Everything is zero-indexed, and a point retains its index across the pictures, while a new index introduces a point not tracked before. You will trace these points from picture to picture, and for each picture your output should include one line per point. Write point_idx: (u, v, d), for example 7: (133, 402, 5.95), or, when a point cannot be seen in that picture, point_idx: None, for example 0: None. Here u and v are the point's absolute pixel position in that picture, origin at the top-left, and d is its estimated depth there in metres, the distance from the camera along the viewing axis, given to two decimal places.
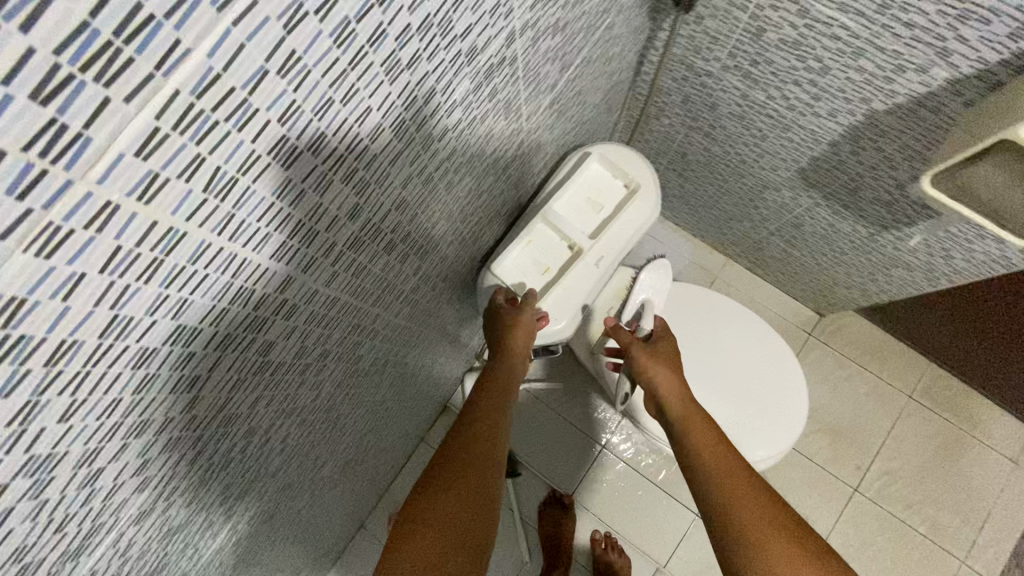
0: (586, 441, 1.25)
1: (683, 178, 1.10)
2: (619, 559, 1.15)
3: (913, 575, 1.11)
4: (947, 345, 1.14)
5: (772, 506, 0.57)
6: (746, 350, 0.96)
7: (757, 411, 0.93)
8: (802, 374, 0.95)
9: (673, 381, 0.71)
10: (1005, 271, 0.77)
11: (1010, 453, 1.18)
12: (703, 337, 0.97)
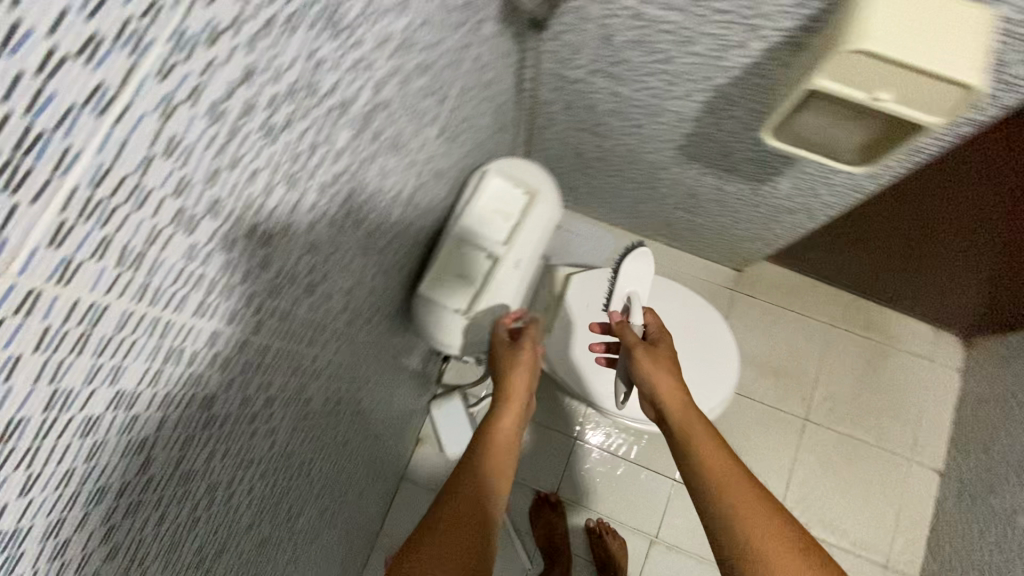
0: (561, 440, 1.31)
1: (587, 175, 1.19)
2: (615, 543, 1.20)
3: (868, 479, 1.25)
4: (848, 272, 1.27)
5: (767, 506, 0.62)
6: (674, 316, 1.05)
7: (695, 368, 1.01)
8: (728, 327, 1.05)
9: (668, 385, 0.77)
10: (862, 196, 0.90)
11: (925, 353, 1.32)
12: None
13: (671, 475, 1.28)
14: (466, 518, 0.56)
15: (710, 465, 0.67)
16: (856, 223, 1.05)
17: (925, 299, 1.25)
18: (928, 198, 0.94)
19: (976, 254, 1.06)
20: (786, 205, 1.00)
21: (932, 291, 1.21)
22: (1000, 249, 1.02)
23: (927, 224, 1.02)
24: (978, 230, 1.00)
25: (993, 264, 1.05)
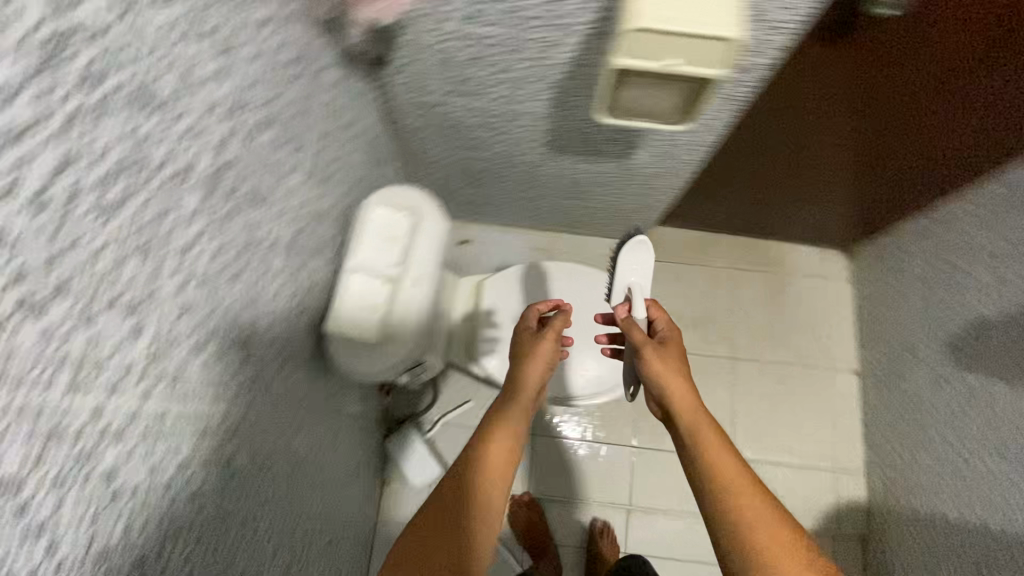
0: (549, 448, 1.34)
1: (478, 187, 1.26)
2: (607, 542, 1.25)
3: (801, 397, 1.37)
4: (733, 218, 1.40)
5: (773, 514, 0.67)
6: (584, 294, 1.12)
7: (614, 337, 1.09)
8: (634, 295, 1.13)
9: (680, 389, 0.79)
10: (710, 149, 1.01)
11: (819, 271, 1.46)
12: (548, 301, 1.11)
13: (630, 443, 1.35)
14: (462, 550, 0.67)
15: (718, 471, 0.71)
16: (719, 172, 1.17)
17: (801, 225, 1.39)
18: (768, 138, 1.07)
19: (825, 179, 1.20)
20: (655, 171, 1.10)
21: (802, 218, 1.36)
22: (839, 168, 1.16)
23: (777, 161, 1.15)
24: (818, 159, 1.14)
25: (839, 182, 1.20)
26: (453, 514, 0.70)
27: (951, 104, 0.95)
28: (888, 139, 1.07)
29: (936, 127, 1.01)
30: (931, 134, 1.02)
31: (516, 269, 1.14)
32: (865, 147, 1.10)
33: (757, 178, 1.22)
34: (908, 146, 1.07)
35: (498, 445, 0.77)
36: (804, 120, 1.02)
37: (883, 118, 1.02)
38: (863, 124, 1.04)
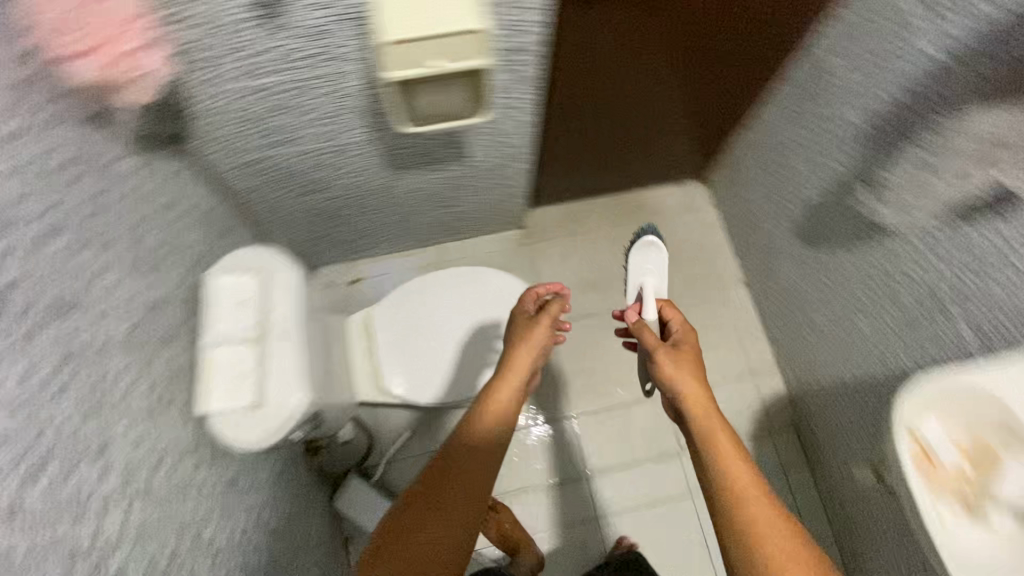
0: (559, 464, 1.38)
1: (342, 225, 1.27)
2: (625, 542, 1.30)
3: (705, 321, 1.47)
4: (593, 182, 1.48)
5: (777, 512, 0.69)
6: (467, 295, 1.15)
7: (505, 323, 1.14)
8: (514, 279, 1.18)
9: (693, 388, 0.82)
10: (536, 129, 1.08)
11: (687, 206, 1.58)
12: (436, 312, 1.14)
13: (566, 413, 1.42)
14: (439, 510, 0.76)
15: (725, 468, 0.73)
16: (561, 137, 1.23)
17: (661, 164, 1.47)
18: (591, 96, 1.11)
19: (664, 116, 1.26)
20: (498, 161, 1.15)
21: (662, 155, 1.43)
22: (670, 105, 1.22)
23: (610, 115, 1.20)
24: (647, 103, 1.19)
25: (677, 116, 1.27)
26: (434, 515, 0.75)
27: (734, 24, 1.01)
28: (699, 71, 1.12)
29: (731, 48, 1.07)
30: (732, 55, 1.09)
31: (396, 291, 1.15)
32: (685, 82, 1.15)
33: (595, 143, 1.30)
34: (718, 70, 1.13)
35: (488, 433, 0.83)
36: (614, 74, 1.06)
37: (687, 55, 1.06)
38: (672, 65, 1.08)
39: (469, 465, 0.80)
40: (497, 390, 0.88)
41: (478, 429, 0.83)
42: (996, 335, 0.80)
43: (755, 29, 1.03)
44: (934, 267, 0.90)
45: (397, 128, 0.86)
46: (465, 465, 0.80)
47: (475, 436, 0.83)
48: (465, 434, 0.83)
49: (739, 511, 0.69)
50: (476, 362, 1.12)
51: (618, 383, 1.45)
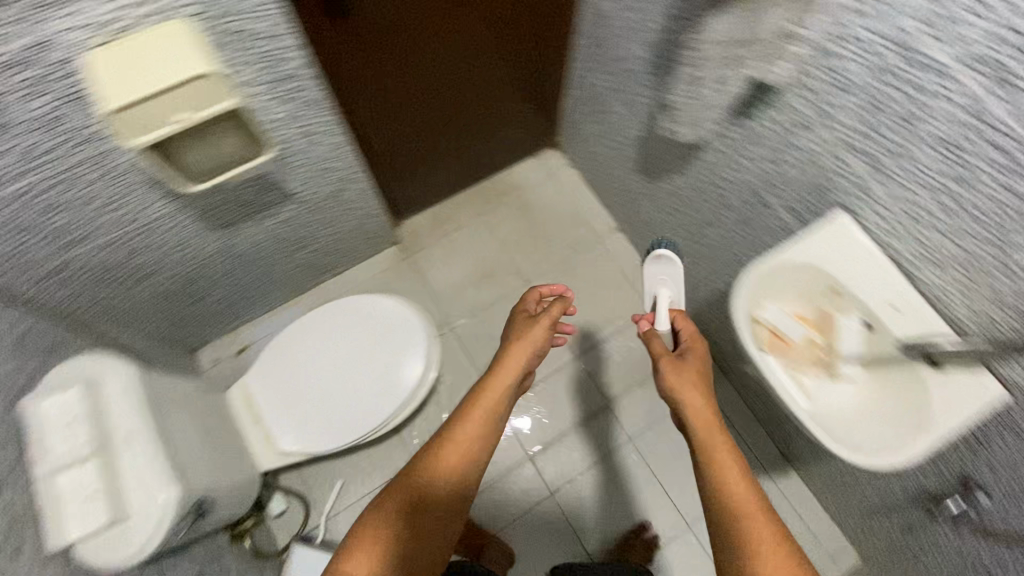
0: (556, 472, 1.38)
1: (200, 298, 1.22)
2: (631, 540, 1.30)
3: (591, 274, 1.53)
4: (444, 176, 1.50)
5: (774, 524, 0.63)
6: (342, 330, 1.09)
7: (388, 347, 1.07)
8: (386, 298, 1.11)
9: (698, 403, 0.77)
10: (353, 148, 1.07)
11: (546, 174, 1.63)
12: (314, 356, 1.07)
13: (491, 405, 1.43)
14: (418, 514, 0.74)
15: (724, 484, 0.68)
16: (388, 144, 1.25)
17: (505, 138, 1.51)
18: (395, 101, 1.15)
19: (479, 94, 1.30)
20: (329, 188, 1.13)
21: (499, 130, 1.47)
22: (479, 84, 1.27)
23: (426, 110, 1.24)
24: (456, 88, 1.24)
25: (492, 91, 1.32)
26: (411, 519, 0.73)
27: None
28: (488, 47, 1.18)
29: (506, 17, 1.13)
30: (508, 22, 1.14)
31: (269, 350, 1.08)
32: (481, 60, 1.20)
33: (424, 140, 1.33)
34: (505, 40, 1.19)
35: (473, 432, 0.81)
36: (405, 75, 1.10)
37: (466, 37, 1.11)
38: (457, 49, 1.13)
39: (453, 465, 0.78)
40: (492, 389, 0.86)
41: (463, 430, 0.81)
42: (808, 208, 0.87)
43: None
44: (745, 167, 0.95)
45: (179, 190, 0.83)
46: (445, 473, 0.78)
47: (462, 436, 0.80)
48: (456, 428, 0.81)
49: (730, 534, 0.64)
50: (368, 394, 1.05)
51: None
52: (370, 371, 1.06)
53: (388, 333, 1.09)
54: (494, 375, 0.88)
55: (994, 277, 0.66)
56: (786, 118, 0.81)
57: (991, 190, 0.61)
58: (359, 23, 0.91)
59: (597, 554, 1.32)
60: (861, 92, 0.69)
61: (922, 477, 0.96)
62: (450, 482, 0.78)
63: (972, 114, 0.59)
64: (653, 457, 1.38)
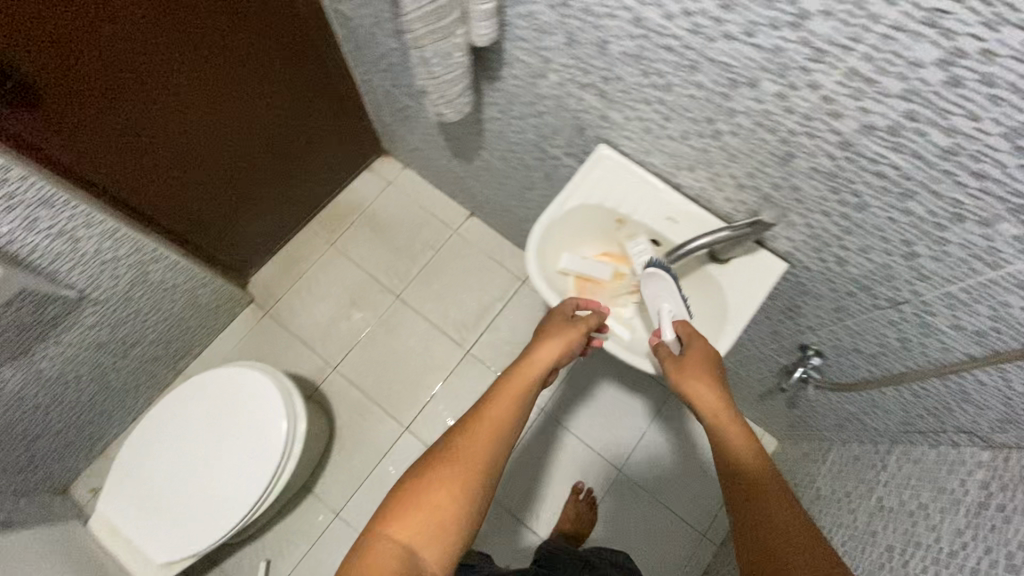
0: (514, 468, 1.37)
1: (35, 436, 1.11)
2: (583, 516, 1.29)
3: (459, 267, 1.52)
4: (278, 221, 1.43)
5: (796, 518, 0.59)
6: (181, 417, 1.06)
7: (227, 415, 1.05)
8: (214, 369, 1.09)
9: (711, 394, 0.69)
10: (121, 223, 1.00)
11: (384, 181, 1.59)
12: (162, 454, 1.04)
13: (398, 423, 1.37)
14: (442, 498, 0.63)
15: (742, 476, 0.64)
16: (179, 219, 1.14)
17: (322, 164, 1.43)
18: (157, 176, 1.03)
19: (263, 135, 1.20)
20: (126, 274, 1.06)
21: (311, 159, 1.38)
22: (256, 125, 1.16)
23: (205, 170, 1.12)
24: (229, 138, 1.13)
25: (277, 126, 1.22)
26: (461, 495, 0.63)
27: (212, 38, 0.95)
28: (241, 87, 1.07)
29: (241, 50, 1.01)
30: (248, 53, 1.03)
31: (115, 467, 1.04)
32: (241, 101, 1.09)
33: (239, 199, 1.26)
34: (258, 73, 1.08)
35: (512, 408, 0.70)
36: (151, 147, 0.98)
37: (204, 86, 1.00)
38: (202, 100, 1.01)
39: (492, 444, 0.67)
40: (514, 385, 0.71)
41: (501, 404, 0.70)
42: (581, 148, 0.89)
43: (235, 24, 0.97)
44: (521, 126, 0.96)
45: None
46: (466, 459, 0.65)
47: (500, 413, 0.69)
48: (490, 403, 0.70)
49: (760, 516, 0.61)
50: (223, 468, 1.02)
51: (426, 369, 1.43)
52: (221, 445, 1.03)
53: (226, 400, 1.06)
54: (519, 375, 0.72)
55: (726, 165, 0.68)
56: (522, 70, 0.82)
57: (684, 88, 0.63)
58: (72, 114, 0.84)
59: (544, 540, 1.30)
60: (558, 30, 0.69)
61: (776, 356, 1.02)
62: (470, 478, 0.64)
63: (638, 25, 0.60)
64: (575, 424, 1.39)
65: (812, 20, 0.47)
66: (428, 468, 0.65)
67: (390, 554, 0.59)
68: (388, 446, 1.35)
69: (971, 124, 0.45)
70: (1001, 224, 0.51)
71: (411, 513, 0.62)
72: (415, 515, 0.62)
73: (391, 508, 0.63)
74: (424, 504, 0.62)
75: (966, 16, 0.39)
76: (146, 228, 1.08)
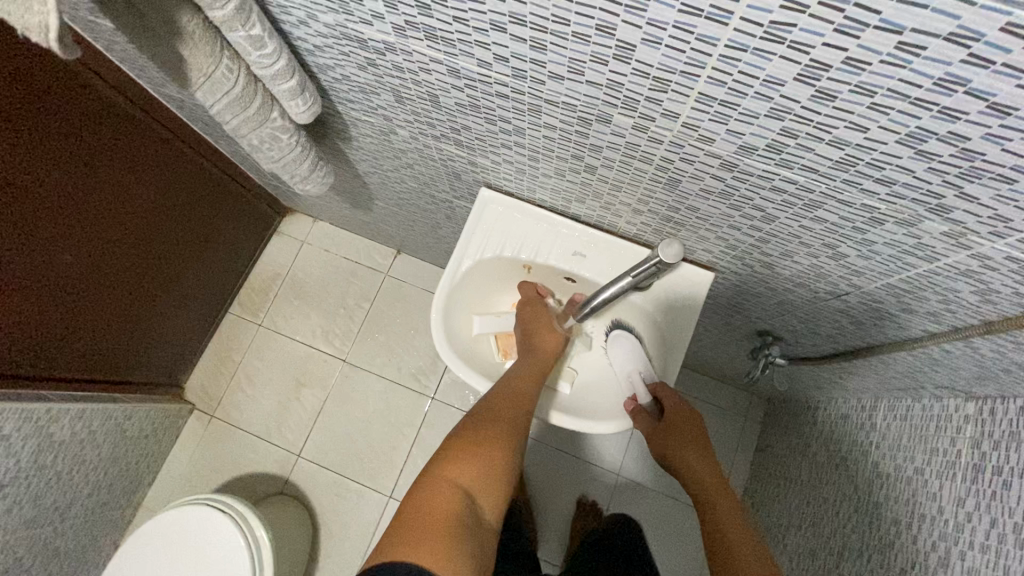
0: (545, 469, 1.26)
1: None
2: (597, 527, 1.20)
3: (400, 310, 1.42)
4: (197, 319, 1.33)
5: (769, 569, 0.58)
6: (145, 569, 0.98)
7: (197, 557, 0.97)
8: (175, 509, 1.00)
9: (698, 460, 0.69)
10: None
11: (299, 240, 1.47)
12: None
13: (379, 492, 1.29)
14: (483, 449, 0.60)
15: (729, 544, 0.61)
16: (76, 364, 1.03)
17: (224, 246, 1.30)
18: (36, 341, 0.92)
19: (150, 255, 1.07)
20: (26, 446, 0.95)
21: (212, 248, 1.26)
22: (136, 251, 1.03)
23: (98, 314, 1.01)
24: (112, 275, 1.00)
25: (164, 239, 1.09)
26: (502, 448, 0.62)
27: (56, 199, 0.82)
28: (106, 227, 0.94)
29: (95, 194, 0.88)
30: (104, 193, 0.90)
31: None
32: (114, 238, 0.96)
33: (145, 319, 1.14)
34: (122, 204, 0.95)
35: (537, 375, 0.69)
36: (22, 323, 0.87)
37: (62, 246, 0.87)
38: (72, 250, 0.89)
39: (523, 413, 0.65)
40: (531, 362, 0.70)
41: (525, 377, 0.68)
42: (467, 191, 0.78)
43: (79, 174, 0.84)
44: (398, 177, 0.84)
45: None
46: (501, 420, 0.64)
47: (526, 384, 0.68)
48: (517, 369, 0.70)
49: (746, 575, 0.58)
50: None
51: (396, 426, 1.34)
52: None
53: (194, 540, 0.98)
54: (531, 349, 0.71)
55: (615, 195, 0.59)
56: (371, 129, 0.70)
57: (536, 130, 0.53)
58: None
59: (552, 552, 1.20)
60: (381, 89, 0.58)
61: (737, 342, 0.94)
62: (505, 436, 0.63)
63: (457, 76, 0.49)
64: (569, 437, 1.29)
65: (638, 50, 0.37)
66: (467, 430, 0.63)
67: (446, 495, 0.55)
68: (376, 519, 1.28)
69: (860, 135, 0.36)
70: (925, 223, 0.42)
71: (461, 459, 0.59)
72: (461, 464, 0.58)
73: (442, 459, 0.59)
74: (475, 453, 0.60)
75: (816, 26, 0.30)
76: (41, 391, 0.97)
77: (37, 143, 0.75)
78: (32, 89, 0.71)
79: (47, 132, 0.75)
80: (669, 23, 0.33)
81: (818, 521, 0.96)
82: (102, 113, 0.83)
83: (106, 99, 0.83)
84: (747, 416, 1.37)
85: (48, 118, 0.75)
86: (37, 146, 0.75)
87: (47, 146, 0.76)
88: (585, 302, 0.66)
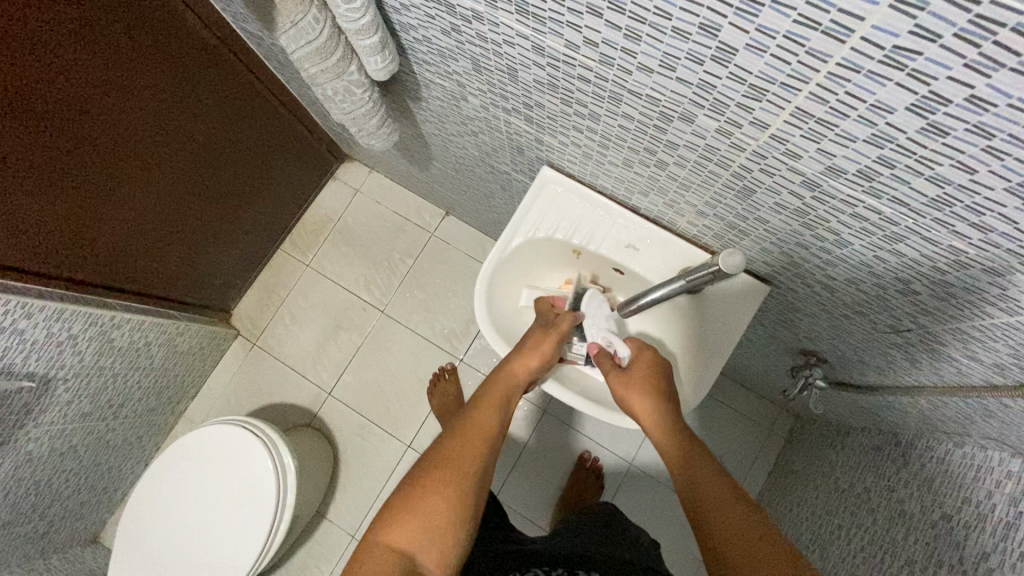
0: (567, 433, 1.29)
1: (52, 511, 1.12)
2: (593, 485, 1.21)
3: (441, 273, 1.44)
4: (251, 252, 1.39)
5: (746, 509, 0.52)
6: (187, 472, 1.06)
7: (233, 469, 1.05)
8: (215, 422, 1.08)
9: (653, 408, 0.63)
10: (64, 293, 0.94)
11: (354, 189, 1.50)
12: (173, 504, 1.06)
13: (399, 441, 1.35)
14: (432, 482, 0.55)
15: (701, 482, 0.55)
16: (142, 278, 1.10)
17: (284, 185, 1.34)
18: (110, 251, 0.98)
19: (216, 182, 1.11)
20: (89, 347, 1.03)
21: (271, 182, 1.28)
22: (204, 179, 1.07)
23: (164, 230, 1.06)
24: (180, 197, 1.05)
25: (228, 169, 1.12)
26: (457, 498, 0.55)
27: (135, 118, 0.85)
28: (178, 151, 0.97)
29: (171, 117, 0.91)
30: (179, 118, 0.93)
31: (129, 523, 1.06)
32: (184, 161, 1.00)
33: (204, 243, 1.20)
34: (195, 131, 0.98)
35: (500, 404, 0.64)
36: (97, 233, 0.93)
37: (140, 163, 0.91)
38: (150, 168, 0.94)
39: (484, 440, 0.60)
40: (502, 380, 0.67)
41: (491, 404, 0.64)
42: (527, 167, 0.78)
43: (155, 96, 0.86)
44: (461, 143, 0.84)
45: None
46: (458, 449, 0.58)
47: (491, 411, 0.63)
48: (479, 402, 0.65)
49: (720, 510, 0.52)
50: (236, 521, 1.03)
51: (422, 382, 1.39)
52: (228, 498, 1.04)
53: (230, 455, 1.05)
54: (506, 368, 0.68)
55: (681, 193, 0.58)
56: (442, 93, 0.70)
57: (612, 118, 0.51)
58: (11, 210, 0.76)
59: (552, 504, 1.24)
60: (460, 55, 0.57)
61: (777, 355, 0.92)
62: (458, 467, 0.57)
63: (541, 53, 0.48)
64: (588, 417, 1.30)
65: (739, 55, 0.35)
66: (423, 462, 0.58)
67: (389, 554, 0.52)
68: (393, 464, 1.34)
69: (966, 176, 0.34)
70: (1015, 274, 0.39)
71: (409, 511, 0.54)
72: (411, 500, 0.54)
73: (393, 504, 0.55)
74: (421, 501, 0.54)
75: (944, 57, 0.27)
76: (109, 298, 1.05)
77: (117, 61, 0.77)
78: (125, 8, 0.74)
79: (138, 52, 0.79)
80: (780, 31, 0.31)
81: (827, 546, 0.95)
82: (180, 35, 0.85)
83: (189, 27, 0.85)
84: (771, 429, 1.35)
85: (140, 41, 0.78)
86: (118, 64, 0.77)
87: (126, 64, 0.78)
88: (630, 299, 0.65)
